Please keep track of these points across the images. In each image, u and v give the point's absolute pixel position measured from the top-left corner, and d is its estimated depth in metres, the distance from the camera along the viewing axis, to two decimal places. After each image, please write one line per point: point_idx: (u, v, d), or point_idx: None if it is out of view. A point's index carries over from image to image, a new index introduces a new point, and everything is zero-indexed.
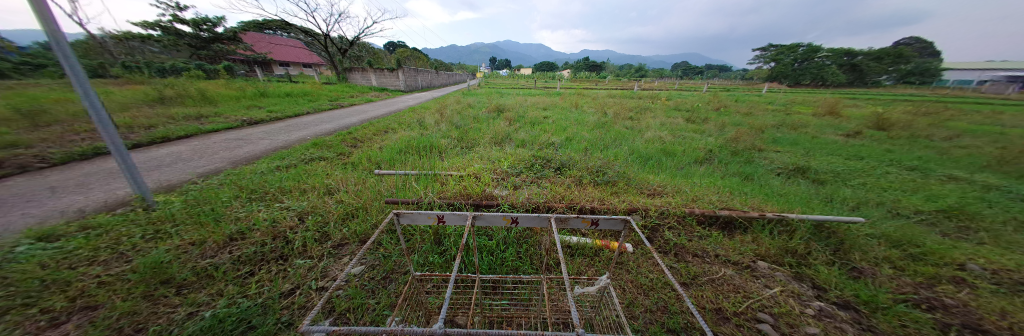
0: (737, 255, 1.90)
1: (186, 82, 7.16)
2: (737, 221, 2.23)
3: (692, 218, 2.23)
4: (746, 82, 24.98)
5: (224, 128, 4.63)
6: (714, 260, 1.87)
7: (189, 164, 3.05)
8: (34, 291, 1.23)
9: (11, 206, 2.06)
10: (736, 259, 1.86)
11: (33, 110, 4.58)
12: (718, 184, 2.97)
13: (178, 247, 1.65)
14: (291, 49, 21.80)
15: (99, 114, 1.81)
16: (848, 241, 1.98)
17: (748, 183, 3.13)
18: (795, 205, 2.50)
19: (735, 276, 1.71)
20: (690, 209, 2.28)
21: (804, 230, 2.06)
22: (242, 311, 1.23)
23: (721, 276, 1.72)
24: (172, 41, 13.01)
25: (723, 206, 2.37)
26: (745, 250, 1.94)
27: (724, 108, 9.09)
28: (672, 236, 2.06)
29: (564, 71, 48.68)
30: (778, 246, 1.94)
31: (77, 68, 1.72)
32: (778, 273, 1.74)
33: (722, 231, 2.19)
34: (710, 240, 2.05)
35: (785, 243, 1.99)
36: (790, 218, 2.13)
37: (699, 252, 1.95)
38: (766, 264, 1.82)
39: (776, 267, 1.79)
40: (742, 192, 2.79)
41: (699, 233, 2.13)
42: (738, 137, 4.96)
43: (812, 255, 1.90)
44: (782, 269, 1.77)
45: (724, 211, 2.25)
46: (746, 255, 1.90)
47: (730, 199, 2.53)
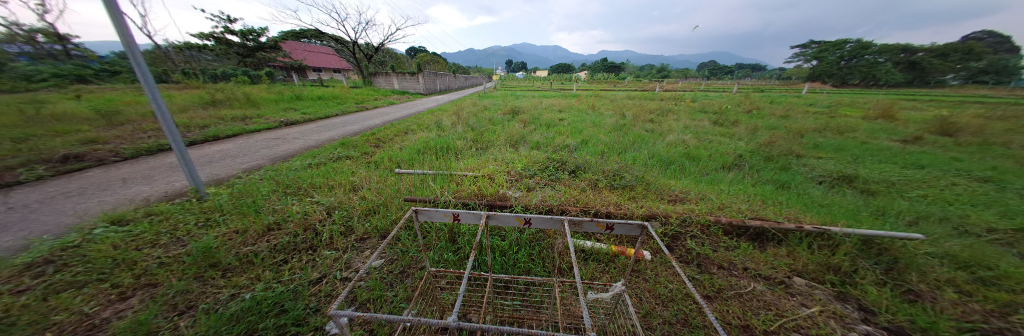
0: (769, 269, 1.79)
1: (234, 87, 7.91)
2: (770, 232, 2.10)
3: (716, 227, 2.14)
4: (782, 83, 23.30)
5: (264, 128, 5.05)
6: (743, 273, 1.78)
7: (233, 161, 3.35)
8: (107, 268, 1.45)
9: (92, 194, 2.38)
10: (767, 274, 1.76)
11: (110, 111, 5.27)
12: (747, 192, 2.80)
13: (226, 234, 1.84)
14: (323, 55, 23.35)
15: (163, 115, 2.04)
16: (904, 259, 1.78)
17: (782, 192, 2.92)
18: (838, 217, 2.30)
19: (766, 292, 1.61)
20: (714, 217, 2.19)
21: (849, 246, 1.89)
22: (276, 295, 1.35)
23: (751, 291, 1.63)
24: (223, 49, 14.32)
25: (754, 215, 2.24)
26: (779, 265, 1.82)
27: (757, 110, 8.52)
28: (695, 245, 1.99)
29: (581, 73, 47.98)
30: (817, 262, 1.80)
31: (147, 76, 1.96)
32: (818, 291, 1.62)
33: (753, 243, 2.08)
34: (738, 251, 1.96)
35: (825, 258, 1.84)
36: (833, 232, 1.97)
37: (725, 264, 1.87)
38: (802, 280, 1.70)
39: (815, 285, 1.66)
40: (775, 201, 2.62)
41: (725, 244, 2.03)
42: (771, 143, 4.64)
43: (857, 273, 1.75)
44: (822, 287, 1.64)
45: (754, 221, 2.13)
46: (779, 270, 1.79)
47: (762, 209, 2.39)
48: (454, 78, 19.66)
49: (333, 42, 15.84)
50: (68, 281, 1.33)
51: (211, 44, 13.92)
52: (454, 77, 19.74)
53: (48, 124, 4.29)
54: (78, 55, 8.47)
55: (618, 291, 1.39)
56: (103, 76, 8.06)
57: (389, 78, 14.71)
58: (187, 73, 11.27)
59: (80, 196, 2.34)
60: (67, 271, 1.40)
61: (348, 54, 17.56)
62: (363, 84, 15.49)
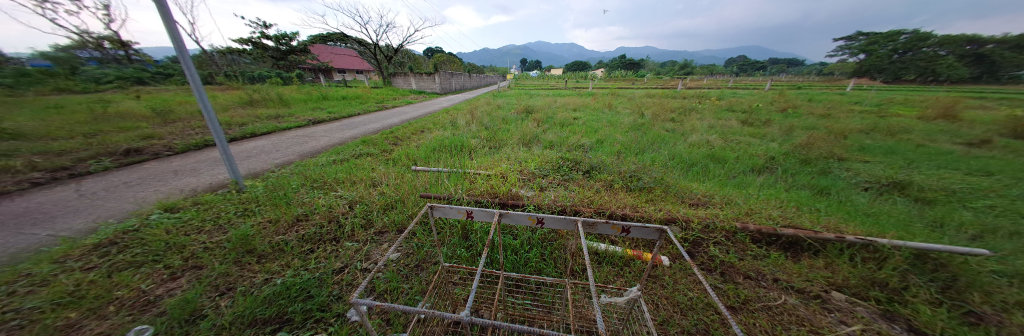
0: (803, 281, 1.68)
1: (268, 88, 8.51)
2: (803, 241, 1.97)
3: (743, 234, 2.04)
4: (821, 80, 21.48)
5: (294, 126, 5.39)
6: (772, 285, 1.69)
7: (268, 156, 3.61)
8: (161, 250, 1.64)
9: (148, 184, 2.67)
10: (800, 287, 1.65)
11: (164, 109, 5.85)
12: (777, 197, 2.63)
13: (261, 223, 2.00)
14: (347, 57, 24.43)
15: (208, 113, 2.24)
16: (965, 277, 1.57)
17: (820, 198, 2.71)
18: (884, 228, 2.09)
19: (800, 306, 1.51)
20: (741, 223, 2.09)
21: (898, 259, 1.72)
22: (303, 282, 1.46)
23: (781, 304, 1.53)
24: (259, 53, 15.38)
25: (786, 223, 2.11)
26: (814, 278, 1.69)
27: (792, 109, 7.92)
28: (719, 252, 1.91)
29: (599, 71, 46.75)
30: (858, 276, 1.66)
31: (195, 78, 2.15)
32: (860, 308, 1.49)
33: (785, 253, 1.96)
34: (767, 261, 1.86)
35: (868, 272, 1.69)
36: (877, 243, 1.81)
37: (752, 273, 1.78)
38: (841, 296, 1.57)
39: (856, 301, 1.53)
40: (810, 208, 2.44)
41: (753, 252, 1.93)
42: (807, 144, 4.30)
43: (908, 290, 1.58)
44: (865, 304, 1.51)
45: (786, 229, 2.00)
46: (814, 283, 1.67)
47: (795, 216, 2.23)
48: (469, 77, 19.92)
49: (356, 44, 16.55)
50: (129, 260, 1.54)
51: (250, 49, 15.10)
52: (469, 76, 19.99)
53: (114, 121, 4.85)
54: (138, 60, 9.85)
55: (634, 297, 1.36)
56: (159, 79, 8.97)
57: (407, 78, 15.15)
58: (229, 75, 12.29)
59: (139, 186, 2.63)
60: (129, 252, 1.60)
61: (369, 55, 18.26)
62: (383, 84, 16.09)
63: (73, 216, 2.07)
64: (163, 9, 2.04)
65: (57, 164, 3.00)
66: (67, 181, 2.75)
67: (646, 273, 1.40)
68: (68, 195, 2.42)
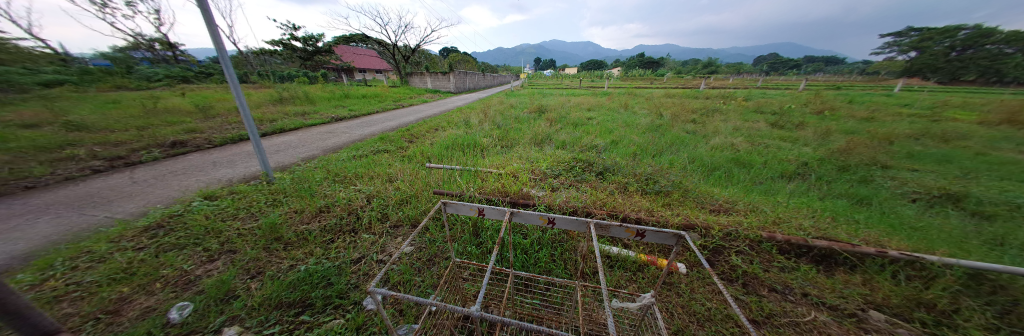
0: (835, 298, 1.57)
1: (296, 87, 9.03)
2: (836, 254, 1.84)
3: (770, 245, 1.94)
4: (863, 80, 19.73)
5: (319, 122, 5.69)
6: (800, 300, 1.59)
7: (294, 151, 3.84)
8: (201, 234, 1.81)
9: (191, 173, 2.93)
10: (832, 303, 1.54)
11: (205, 105, 6.36)
12: (808, 206, 2.47)
13: (288, 212, 2.14)
14: (369, 58, 25.39)
15: (243, 109, 2.41)
16: None
17: (859, 209, 2.50)
18: (934, 245, 1.90)
19: (831, 324, 1.42)
20: (768, 233, 1.99)
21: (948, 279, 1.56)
22: (324, 269, 1.55)
23: (811, 321, 1.45)
24: (288, 54, 16.30)
25: (819, 234, 1.97)
26: (849, 294, 1.58)
27: (829, 111, 7.35)
28: (741, 262, 1.83)
29: (615, 70, 45.57)
30: (900, 296, 1.53)
31: (232, 76, 2.32)
32: (900, 329, 1.37)
33: (816, 266, 1.84)
34: (795, 273, 1.76)
35: (911, 291, 1.56)
36: (924, 260, 1.65)
37: (778, 286, 1.69)
38: (880, 315, 1.45)
39: (896, 321, 1.41)
40: (845, 219, 2.26)
41: (780, 264, 1.83)
42: (845, 150, 3.97)
43: (959, 313, 1.44)
44: (906, 325, 1.39)
45: (819, 241, 1.87)
46: (849, 300, 1.56)
47: (829, 228, 2.08)
48: (483, 76, 20.06)
49: (377, 45, 17.16)
50: (174, 243, 1.71)
51: (280, 50, 16.07)
52: (483, 75, 20.13)
53: (163, 116, 5.35)
54: (184, 60, 10.78)
55: (647, 303, 1.36)
56: (201, 78, 9.77)
57: (424, 77, 15.49)
58: (261, 75, 13.16)
59: (182, 175, 2.88)
60: (173, 235, 1.78)
61: (388, 56, 18.82)
62: (401, 83, 16.57)
63: (127, 200, 2.31)
64: (206, 14, 2.23)
65: (115, 154, 3.36)
66: (122, 169, 3.07)
67: (662, 280, 1.40)
68: (123, 182, 2.71)
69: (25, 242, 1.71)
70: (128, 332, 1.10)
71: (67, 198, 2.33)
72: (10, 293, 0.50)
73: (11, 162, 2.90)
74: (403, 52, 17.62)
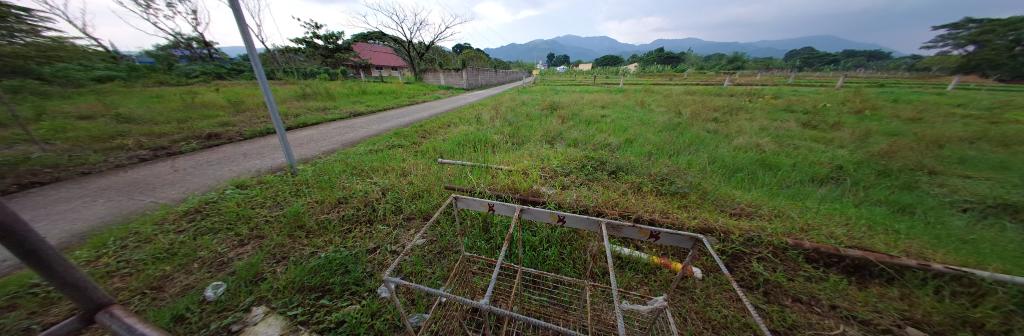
0: (868, 312, 1.48)
1: (318, 83, 9.42)
2: (870, 264, 1.72)
3: (796, 252, 1.85)
4: (911, 77, 17.94)
5: (338, 117, 5.93)
6: (829, 312, 1.51)
7: (316, 144, 4.03)
8: (232, 220, 1.95)
9: (224, 164, 3.16)
10: (863, 317, 1.46)
11: (236, 100, 6.79)
12: (841, 213, 2.31)
13: (310, 202, 2.27)
14: (385, 55, 26.02)
15: (270, 104, 2.55)
16: None
17: (899, 218, 2.31)
18: (985, 261, 1.73)
19: None
20: (794, 240, 1.89)
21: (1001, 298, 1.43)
22: (343, 257, 1.64)
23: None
24: (311, 51, 17.01)
25: (852, 244, 1.85)
26: (882, 309, 1.49)
27: (868, 111, 6.77)
28: (762, 269, 1.75)
29: (632, 65, 44.04)
30: (943, 313, 1.42)
31: (261, 73, 2.46)
32: None
33: (846, 277, 1.73)
34: (822, 283, 1.67)
35: (956, 309, 1.44)
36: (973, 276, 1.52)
37: (804, 297, 1.61)
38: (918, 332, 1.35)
39: None
40: (882, 228, 2.10)
41: (806, 273, 1.74)
42: (885, 154, 3.66)
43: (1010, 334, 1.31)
44: None
45: (852, 250, 1.76)
46: (883, 316, 1.46)
47: (863, 237, 1.94)
48: (495, 73, 20.07)
49: (393, 42, 17.54)
50: (209, 227, 1.87)
51: (304, 48, 16.79)
52: (496, 71, 20.12)
53: (199, 110, 5.76)
54: (218, 58, 11.51)
55: (658, 306, 1.39)
56: (233, 75, 10.40)
57: (437, 74, 15.69)
58: (287, 72, 13.84)
59: (216, 165, 3.10)
60: (209, 219, 1.94)
61: (404, 52, 19.20)
62: (416, 79, 16.87)
63: (169, 187, 2.53)
64: (238, 15, 2.37)
65: (159, 144, 3.68)
66: (165, 158, 3.36)
67: (674, 284, 1.42)
68: (165, 170, 2.96)
69: (85, 222, 1.93)
70: (170, 307, 1.24)
71: (118, 184, 2.58)
72: (70, 267, 0.58)
73: (73, 150, 3.25)
74: (418, 49, 17.93)
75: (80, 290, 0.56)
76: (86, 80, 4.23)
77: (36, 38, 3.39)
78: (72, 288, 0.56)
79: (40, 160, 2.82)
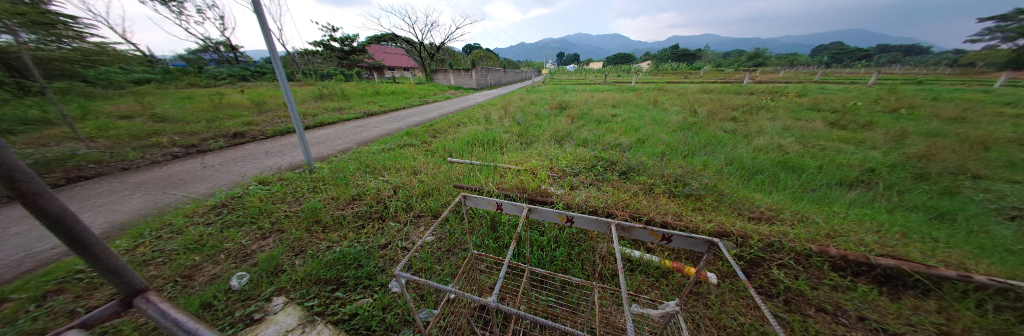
0: (898, 324, 1.40)
1: (334, 84, 9.76)
2: (903, 274, 1.62)
3: (820, 260, 1.76)
4: (954, 73, 16.57)
5: (353, 117, 6.12)
6: (854, 324, 1.44)
7: (332, 143, 4.18)
8: (254, 214, 2.06)
9: (248, 161, 3.34)
10: (892, 330, 1.38)
11: (259, 101, 7.14)
12: (871, 219, 2.17)
13: (326, 199, 2.37)
14: (398, 56, 26.59)
15: (290, 104, 2.67)
16: None
17: (937, 226, 2.15)
18: None
19: None
20: (819, 246, 1.80)
21: None
22: (356, 252, 1.70)
23: None
24: (328, 53, 17.64)
25: (883, 252, 1.74)
26: (914, 321, 1.40)
27: (903, 110, 6.31)
28: (783, 276, 1.68)
29: (645, 63, 42.98)
30: (987, 330, 1.32)
31: (282, 75, 2.58)
32: None
33: (875, 286, 1.63)
34: (849, 293, 1.58)
35: (1001, 326, 1.33)
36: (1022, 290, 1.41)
37: (828, 307, 1.53)
38: None
39: None
40: (916, 235, 1.96)
41: (831, 282, 1.66)
42: (922, 157, 3.41)
43: None
44: None
45: (884, 259, 1.66)
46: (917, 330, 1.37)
47: (895, 246, 1.82)
48: (505, 72, 20.11)
49: (405, 43, 17.90)
50: (235, 220, 1.98)
51: (321, 50, 17.42)
52: (505, 70, 20.15)
53: (226, 110, 6.09)
54: (243, 60, 12.13)
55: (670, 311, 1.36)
56: (256, 77, 10.93)
57: (448, 74, 15.89)
58: (306, 73, 14.41)
59: (241, 163, 3.28)
60: (234, 213, 2.06)
61: (415, 53, 19.54)
62: (427, 80, 17.16)
63: (199, 182, 2.70)
64: (261, 19, 2.50)
65: (190, 142, 3.92)
66: (195, 155, 3.59)
67: (687, 289, 1.40)
68: (195, 166, 3.17)
69: (124, 214, 2.10)
70: (199, 294, 1.34)
71: (154, 179, 2.78)
72: (111, 256, 0.64)
73: (115, 147, 3.53)
74: (429, 50, 18.22)
75: (121, 279, 0.62)
76: (126, 82, 4.57)
77: (81, 43, 3.72)
78: (113, 276, 0.61)
79: (86, 157, 3.07)
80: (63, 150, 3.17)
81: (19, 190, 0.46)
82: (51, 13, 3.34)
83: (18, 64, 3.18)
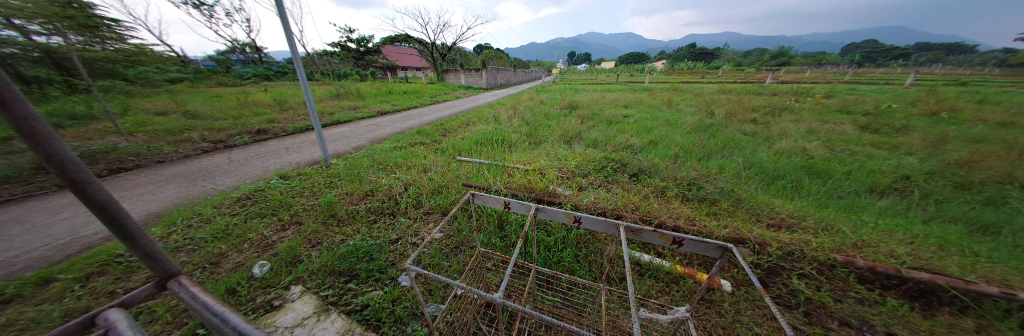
0: None
1: (350, 83, 10.09)
2: (938, 289, 1.51)
3: (844, 270, 1.67)
4: (1005, 73, 15.16)
5: (367, 116, 6.30)
6: None
7: (347, 140, 4.33)
8: (275, 207, 2.17)
9: (270, 157, 3.52)
10: None
11: (280, 99, 7.48)
12: (903, 230, 2.03)
13: (341, 194, 2.46)
14: (411, 56, 27.16)
15: (309, 103, 2.79)
16: None
17: (980, 239, 1.99)
18: None
19: None
20: (844, 257, 1.71)
21: None
22: (368, 246, 1.76)
23: None
24: (345, 54, 18.26)
25: (916, 265, 1.63)
26: None
27: (944, 113, 5.84)
28: (803, 286, 1.62)
29: (660, 62, 41.80)
30: None
31: (302, 75, 2.70)
32: None
33: (905, 301, 1.53)
34: (877, 308, 1.49)
35: None
36: None
37: (851, 321, 1.46)
38: None
39: None
40: (955, 248, 1.83)
41: (856, 294, 1.57)
42: (965, 164, 3.15)
43: None
44: None
45: (915, 272, 1.56)
46: None
47: (929, 259, 1.70)
48: (515, 72, 20.12)
49: (418, 44, 18.24)
50: (258, 211, 2.10)
51: (339, 51, 18.05)
52: (515, 70, 20.14)
53: (250, 108, 6.42)
54: (266, 61, 12.74)
55: (680, 317, 1.35)
56: (278, 76, 11.46)
57: (459, 74, 16.07)
58: (324, 73, 14.98)
59: (263, 158, 3.46)
60: (257, 205, 2.18)
61: (428, 54, 19.88)
62: (438, 79, 17.41)
63: (225, 175, 2.88)
64: (285, 22, 2.63)
65: (217, 138, 4.17)
66: (222, 150, 3.82)
67: (698, 296, 1.38)
68: (223, 160, 3.37)
69: (159, 204, 2.26)
70: (226, 280, 1.43)
71: (186, 171, 2.99)
72: (149, 241, 0.70)
73: (151, 141, 3.80)
74: (441, 50, 18.49)
75: (157, 263, 0.69)
76: (162, 81, 4.91)
77: (123, 45, 4.03)
78: (150, 259, 0.68)
79: (126, 150, 3.33)
80: (107, 144, 3.45)
81: (71, 177, 0.52)
82: (95, 17, 3.66)
83: (68, 64, 3.47)
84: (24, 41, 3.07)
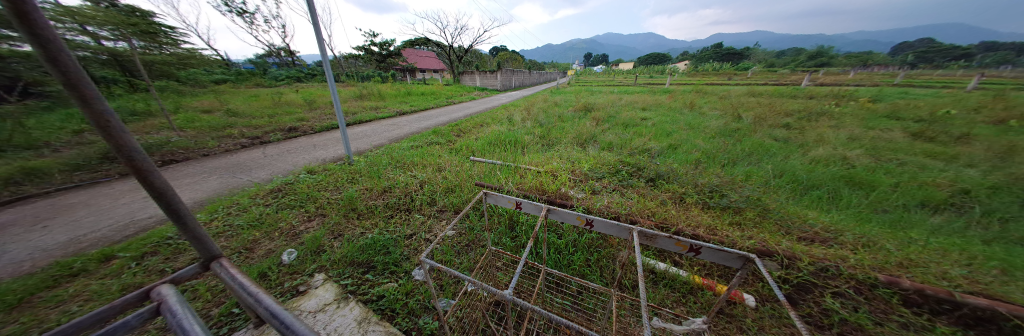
0: None
1: (372, 84, 10.57)
2: (1002, 319, 1.32)
3: (885, 291, 1.53)
4: None
5: (387, 116, 6.57)
6: None
7: (368, 139, 4.54)
8: (302, 200, 2.33)
9: (299, 152, 3.77)
10: None
11: (309, 99, 7.99)
12: (959, 251, 1.82)
13: (361, 189, 2.59)
14: (430, 58, 27.96)
15: (336, 103, 2.98)
16: None
17: None
18: None
19: None
20: (887, 276, 1.57)
21: None
22: (385, 240, 1.84)
23: None
24: (368, 57, 19.15)
25: (974, 290, 1.46)
26: None
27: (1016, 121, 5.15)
28: (838, 306, 1.49)
29: (683, 63, 40.11)
30: None
31: (330, 77, 2.89)
32: None
33: (959, 329, 1.36)
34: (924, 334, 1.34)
35: None
36: None
37: None
38: None
39: None
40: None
41: (900, 318, 1.42)
42: None
43: None
44: None
45: (973, 298, 1.38)
46: None
47: (990, 285, 1.51)
48: (531, 74, 20.10)
49: (437, 47, 18.75)
50: (287, 203, 2.27)
51: (363, 54, 18.97)
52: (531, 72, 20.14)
53: (282, 107, 6.91)
54: (298, 64, 13.65)
55: (696, 329, 1.37)
56: (308, 78, 12.22)
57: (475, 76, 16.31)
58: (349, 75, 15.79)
59: (293, 153, 3.72)
60: (287, 197, 2.36)
61: (445, 56, 20.37)
62: (455, 81, 17.78)
63: (260, 169, 3.12)
64: (316, 28, 2.82)
65: (254, 134, 4.53)
66: (258, 145, 4.14)
67: (717, 308, 1.34)
68: (258, 155, 3.66)
69: (204, 192, 2.50)
70: (258, 265, 1.57)
71: (226, 164, 3.28)
72: (197, 226, 0.80)
73: (198, 136, 4.20)
74: (459, 53, 18.85)
75: (202, 245, 0.78)
76: (208, 82, 5.41)
77: (177, 49, 4.49)
78: (197, 242, 0.77)
79: (177, 144, 3.71)
80: (162, 138, 3.85)
81: (136, 166, 0.61)
82: (155, 24, 4.09)
83: (130, 65, 3.91)
84: (95, 46, 3.49)
